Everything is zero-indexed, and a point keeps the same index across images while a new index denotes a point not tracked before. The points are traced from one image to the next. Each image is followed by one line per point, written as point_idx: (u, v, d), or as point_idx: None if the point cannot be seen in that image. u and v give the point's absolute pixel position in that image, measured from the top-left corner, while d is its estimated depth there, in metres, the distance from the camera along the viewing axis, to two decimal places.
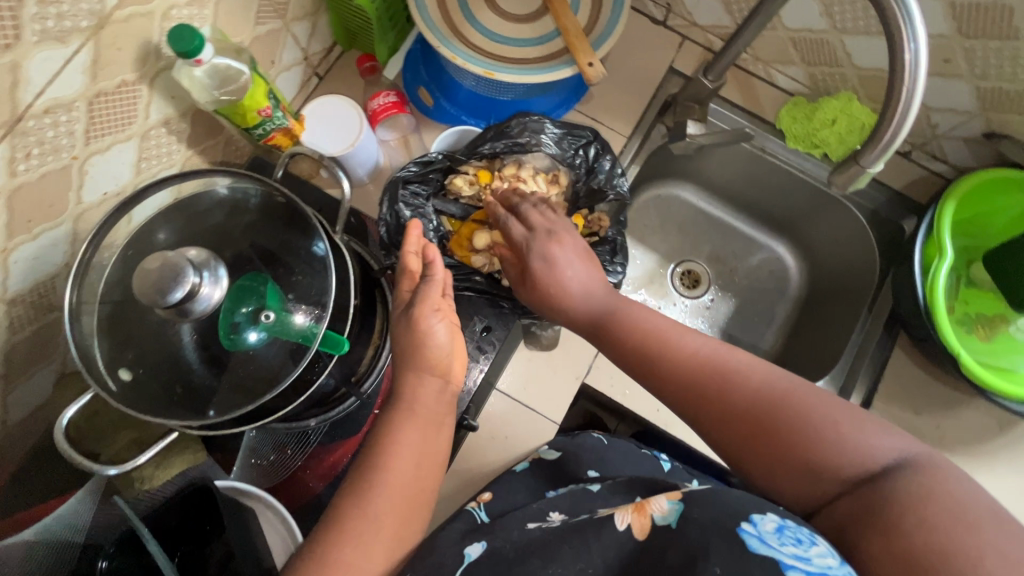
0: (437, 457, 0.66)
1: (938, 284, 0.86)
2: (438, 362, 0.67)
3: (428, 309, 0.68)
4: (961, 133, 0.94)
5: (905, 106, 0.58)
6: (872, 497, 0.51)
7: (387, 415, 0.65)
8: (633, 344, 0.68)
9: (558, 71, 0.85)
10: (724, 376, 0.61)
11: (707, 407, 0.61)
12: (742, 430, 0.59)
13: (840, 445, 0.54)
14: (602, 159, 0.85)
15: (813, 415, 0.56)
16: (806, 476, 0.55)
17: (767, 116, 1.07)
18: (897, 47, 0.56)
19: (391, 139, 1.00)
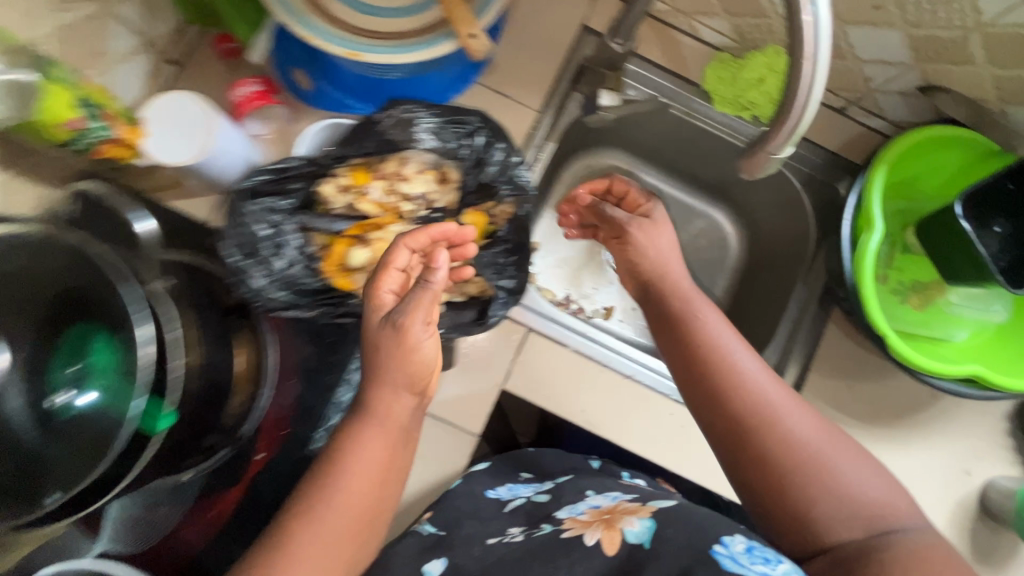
0: (399, 469, 0.66)
1: (867, 252, 0.80)
2: (417, 378, 0.63)
3: (418, 323, 0.61)
4: (897, 87, 0.85)
5: (809, 87, 0.50)
6: (859, 553, 0.60)
7: (355, 426, 0.63)
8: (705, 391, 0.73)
9: (436, 46, 0.73)
10: (768, 423, 0.68)
11: (754, 442, 0.68)
12: (769, 484, 0.66)
13: (855, 488, 0.64)
14: (499, 147, 0.72)
15: (836, 459, 0.66)
16: (794, 515, 0.65)
17: (692, 75, 0.96)
18: (796, 16, 0.47)
19: (266, 132, 0.87)
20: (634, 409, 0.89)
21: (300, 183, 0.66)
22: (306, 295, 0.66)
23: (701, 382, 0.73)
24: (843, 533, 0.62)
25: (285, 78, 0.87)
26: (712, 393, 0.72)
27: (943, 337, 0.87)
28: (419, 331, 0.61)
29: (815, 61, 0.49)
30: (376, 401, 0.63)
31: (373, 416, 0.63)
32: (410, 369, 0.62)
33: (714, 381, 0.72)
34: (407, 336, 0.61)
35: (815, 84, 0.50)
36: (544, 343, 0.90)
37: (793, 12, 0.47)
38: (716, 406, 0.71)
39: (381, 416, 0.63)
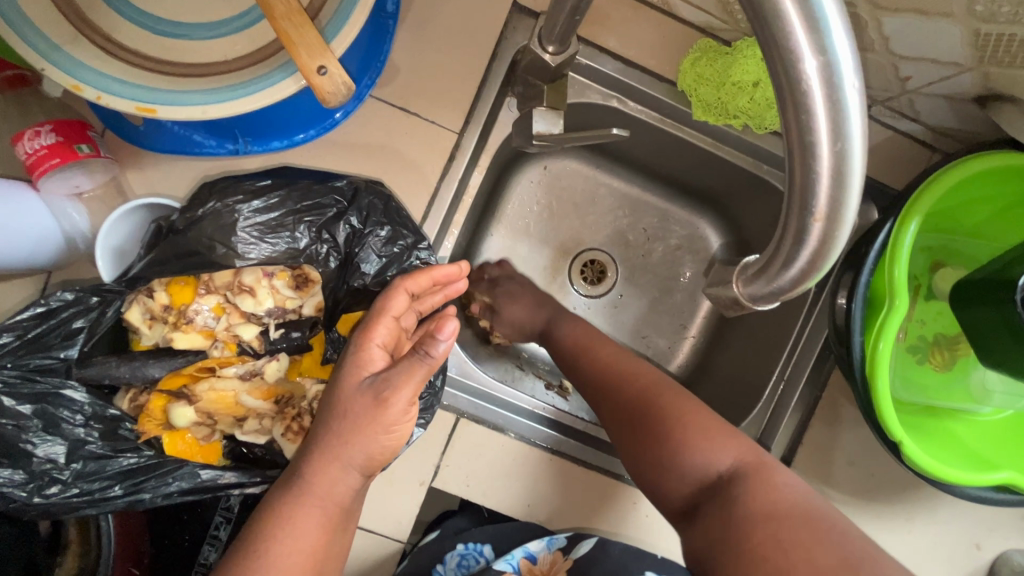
0: (330, 563, 0.50)
1: (889, 330, 0.60)
2: (374, 461, 0.48)
3: (392, 411, 0.46)
4: (942, 90, 0.62)
5: (820, 253, 0.29)
6: (706, 515, 0.56)
7: (285, 509, 0.47)
8: (595, 374, 0.70)
9: (273, 86, 0.49)
10: (613, 382, 0.68)
11: (620, 410, 0.66)
12: (625, 422, 0.65)
13: (698, 459, 0.59)
14: (380, 231, 0.51)
15: (687, 423, 0.61)
16: (649, 476, 0.62)
17: (665, 69, 0.71)
18: (808, 149, 0.25)
19: (91, 188, 0.64)
20: (585, 496, 0.77)
21: (81, 317, 0.46)
22: (109, 483, 0.46)
23: (590, 374, 0.71)
24: (688, 491, 0.59)
25: (104, 112, 0.63)
26: (581, 368, 0.72)
27: (969, 408, 0.70)
28: (399, 403, 0.46)
29: (837, 219, 0.27)
30: (311, 480, 0.48)
31: (310, 499, 0.47)
32: (367, 447, 0.47)
33: (585, 362, 0.72)
34: (384, 410, 0.46)
35: (831, 248, 0.29)
36: (479, 431, 0.74)
37: (799, 140, 0.25)
38: (591, 380, 0.70)
39: (318, 499, 0.47)
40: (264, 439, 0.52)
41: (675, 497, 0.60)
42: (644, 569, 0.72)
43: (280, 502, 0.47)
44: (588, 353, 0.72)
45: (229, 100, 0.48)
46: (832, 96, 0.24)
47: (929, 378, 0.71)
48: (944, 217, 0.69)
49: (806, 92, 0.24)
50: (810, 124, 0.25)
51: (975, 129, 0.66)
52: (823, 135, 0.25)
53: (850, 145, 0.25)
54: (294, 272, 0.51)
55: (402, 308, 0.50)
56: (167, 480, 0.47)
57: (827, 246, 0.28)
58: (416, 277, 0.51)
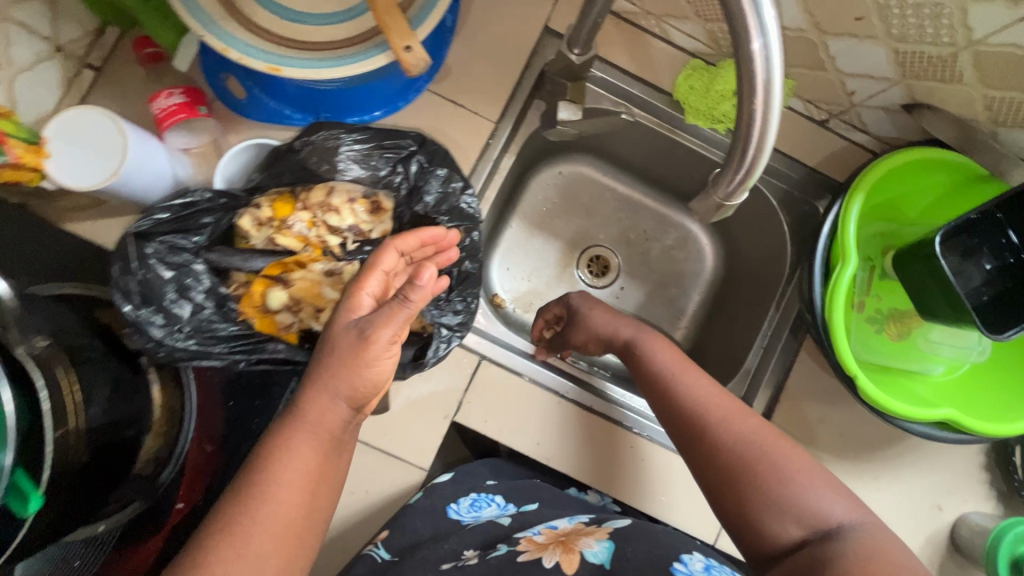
0: (332, 478, 0.60)
1: (844, 282, 0.73)
2: (359, 391, 0.57)
3: (383, 345, 0.55)
4: (881, 102, 0.79)
5: (762, 132, 0.44)
6: (815, 550, 0.59)
7: (284, 437, 0.57)
8: (685, 404, 0.72)
9: (368, 61, 0.65)
10: (721, 417, 0.70)
11: (712, 459, 0.68)
12: (730, 460, 0.67)
13: (810, 502, 0.62)
14: (439, 172, 0.65)
15: (785, 469, 0.64)
16: (742, 513, 0.65)
17: (664, 83, 0.89)
18: (747, 55, 0.41)
19: (197, 146, 0.79)
20: (588, 446, 0.85)
21: (209, 215, 0.59)
22: (218, 342, 0.58)
23: (683, 418, 0.72)
24: (795, 533, 0.62)
25: (217, 86, 0.80)
26: (679, 403, 0.73)
27: (921, 368, 0.82)
28: (380, 340, 0.55)
29: (769, 104, 0.42)
30: (305, 408, 0.57)
31: (305, 425, 0.57)
32: (355, 380, 0.56)
33: (679, 386, 0.74)
34: (367, 346, 0.55)
35: (768, 129, 0.44)
36: (499, 372, 0.85)
37: (742, 52, 0.41)
38: (683, 416, 0.72)
39: (313, 425, 0.57)
40: (333, 334, 0.64)
41: (778, 541, 0.62)
42: (691, 550, 0.68)
43: (284, 430, 0.57)
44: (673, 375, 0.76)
45: (334, 68, 0.65)
46: (759, 17, 0.39)
47: (884, 343, 0.84)
48: (891, 207, 0.83)
49: (745, 12, 0.39)
50: (746, 36, 0.40)
51: (912, 137, 0.82)
52: (755, 45, 0.40)
53: (772, 51, 0.41)
54: (371, 199, 0.65)
55: (391, 264, 0.58)
56: (263, 354, 0.59)
57: (766, 125, 0.43)
58: (406, 238, 0.60)
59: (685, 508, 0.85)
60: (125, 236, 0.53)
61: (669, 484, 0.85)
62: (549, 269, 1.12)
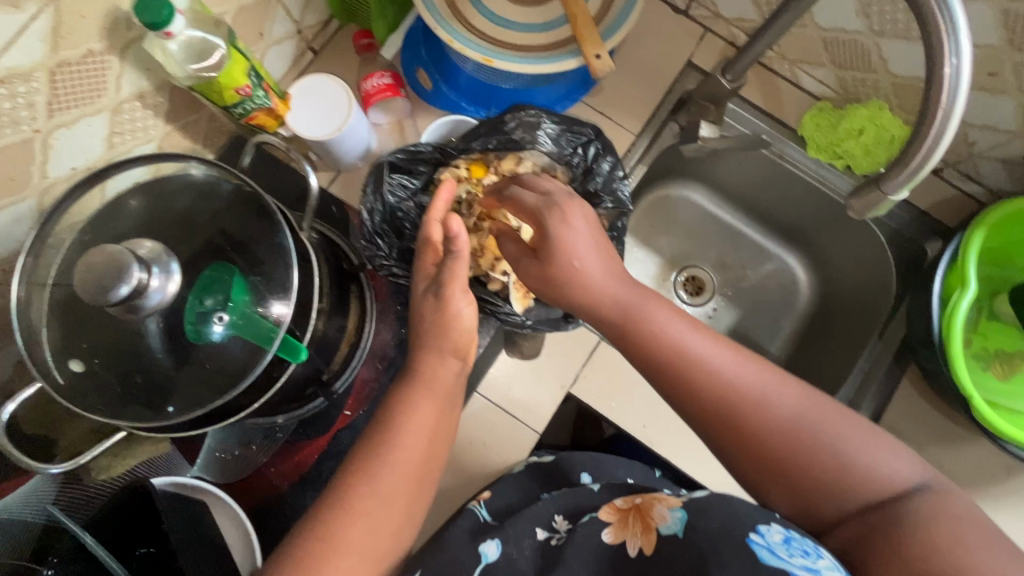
0: (448, 431, 0.65)
1: (958, 313, 0.79)
2: (460, 344, 0.65)
3: (456, 291, 0.64)
4: (999, 154, 0.86)
5: (939, 133, 0.52)
6: (883, 518, 0.53)
7: (408, 393, 0.63)
8: (665, 378, 0.59)
9: (563, 63, 0.79)
10: (759, 406, 0.57)
11: (754, 451, 0.57)
12: (759, 450, 0.57)
13: (869, 469, 0.55)
14: (608, 160, 0.76)
15: (835, 441, 0.56)
16: (798, 489, 0.57)
17: (789, 120, 0.99)
18: (937, 65, 0.50)
19: (385, 122, 0.95)
20: (693, 437, 0.90)
21: (426, 166, 0.77)
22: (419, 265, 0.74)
23: (708, 418, 0.59)
24: (847, 507, 0.56)
25: (410, 78, 0.95)
26: (691, 395, 0.58)
27: None
28: (456, 298, 0.64)
29: (951, 110, 0.51)
30: (421, 368, 0.64)
31: (424, 383, 0.64)
32: (454, 336, 0.65)
33: (658, 348, 0.59)
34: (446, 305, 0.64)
35: (944, 132, 0.52)
36: (615, 355, 0.92)
37: (934, 61, 0.50)
38: (700, 408, 0.58)
39: (431, 383, 0.64)
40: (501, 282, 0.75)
41: (833, 516, 0.56)
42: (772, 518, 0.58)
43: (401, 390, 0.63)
44: (664, 345, 0.59)
45: (532, 65, 0.79)
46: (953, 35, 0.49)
47: (989, 380, 0.88)
48: (1003, 253, 0.89)
49: (941, 28, 0.48)
50: (939, 48, 0.49)
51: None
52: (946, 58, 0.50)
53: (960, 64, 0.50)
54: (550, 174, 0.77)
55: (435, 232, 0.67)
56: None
57: (946, 125, 0.51)
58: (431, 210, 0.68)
59: None
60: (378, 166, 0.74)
61: None
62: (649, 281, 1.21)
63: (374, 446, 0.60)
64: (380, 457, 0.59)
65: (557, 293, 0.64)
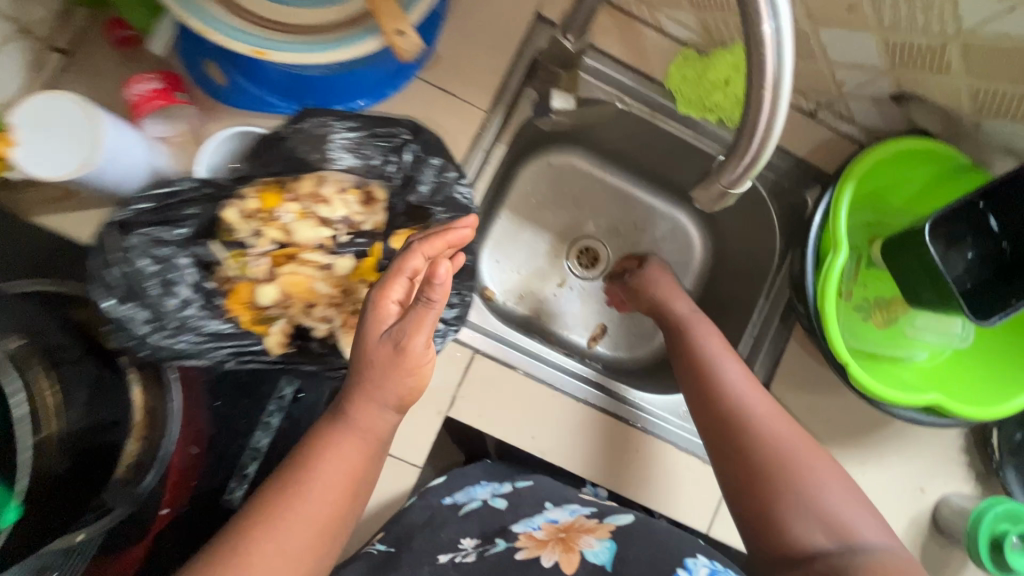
0: (362, 482, 0.63)
1: (833, 273, 0.74)
2: (404, 401, 0.59)
3: (419, 345, 0.57)
4: (869, 93, 0.79)
5: (770, 118, 0.43)
6: (837, 560, 0.62)
7: (334, 439, 0.61)
8: (721, 409, 0.77)
9: (359, 44, 0.63)
10: (767, 437, 0.73)
11: (782, 492, 0.68)
12: (757, 475, 0.70)
13: (830, 508, 0.66)
14: (433, 160, 0.64)
15: (823, 484, 0.69)
16: (768, 518, 0.68)
17: (655, 73, 0.89)
18: (757, 39, 0.40)
19: (175, 134, 0.75)
20: (584, 435, 0.86)
21: (194, 205, 0.56)
22: (204, 339, 0.56)
23: (753, 451, 0.72)
24: (818, 541, 0.64)
25: (195, 73, 0.76)
26: (759, 433, 0.73)
27: (904, 354, 0.84)
28: (415, 347, 0.56)
29: (778, 91, 0.41)
30: (356, 416, 0.61)
31: (354, 431, 0.61)
32: (397, 388, 0.58)
33: (748, 427, 0.74)
34: (404, 357, 0.56)
35: (776, 117, 0.43)
36: (495, 366, 0.84)
37: (753, 33, 0.40)
38: (716, 407, 0.77)
39: (361, 431, 0.61)
40: (324, 329, 0.63)
41: (799, 547, 0.65)
42: (696, 553, 0.69)
43: (334, 433, 0.61)
44: (726, 373, 0.79)
45: (323, 51, 0.62)
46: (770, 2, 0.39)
47: (869, 330, 0.85)
48: (877, 198, 0.85)
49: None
50: (756, 17, 0.39)
51: (899, 128, 0.84)
52: (766, 29, 0.39)
53: (781, 35, 0.40)
54: (363, 188, 0.63)
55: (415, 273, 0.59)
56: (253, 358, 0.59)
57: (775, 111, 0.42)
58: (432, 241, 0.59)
59: (674, 494, 0.87)
60: (108, 227, 0.51)
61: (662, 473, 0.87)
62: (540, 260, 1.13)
63: (289, 494, 0.58)
64: (292, 513, 0.58)
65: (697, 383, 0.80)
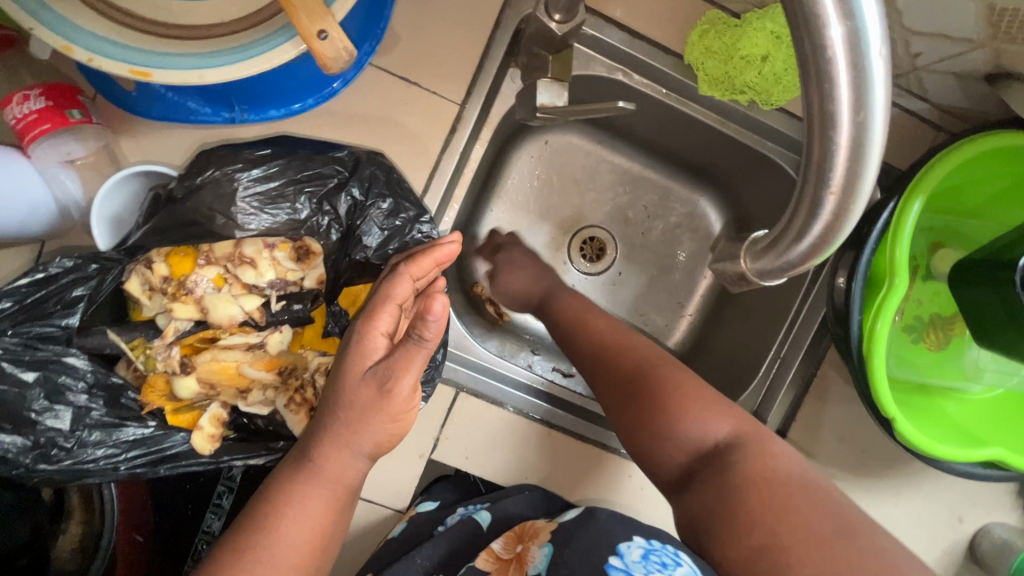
0: (332, 534, 0.52)
1: (890, 308, 0.60)
2: (382, 448, 0.49)
3: (404, 385, 0.45)
4: (951, 67, 0.61)
5: (829, 229, 0.30)
6: (704, 482, 0.54)
7: (294, 490, 0.49)
8: (590, 352, 0.68)
9: (271, 51, 0.47)
10: (639, 370, 0.63)
11: (653, 413, 0.59)
12: (622, 398, 0.62)
13: (695, 428, 0.57)
14: (382, 203, 0.51)
15: (689, 405, 0.58)
16: (644, 438, 0.59)
17: (670, 42, 0.71)
18: (828, 119, 0.26)
19: (84, 155, 0.62)
20: (585, 474, 0.76)
21: (80, 285, 0.46)
22: (115, 452, 0.46)
23: (620, 381, 0.63)
24: (681, 460, 0.57)
25: (95, 78, 0.61)
26: (610, 366, 0.65)
27: (960, 386, 0.71)
28: (403, 392, 0.45)
29: (852, 193, 0.28)
30: (321, 463, 0.48)
31: (321, 481, 0.49)
32: (376, 435, 0.47)
33: (581, 335, 0.69)
34: (390, 400, 0.45)
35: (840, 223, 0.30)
36: (479, 405, 0.73)
37: (822, 111, 0.26)
38: (585, 349, 0.68)
39: (330, 481, 0.49)
40: (267, 411, 0.53)
41: (669, 466, 0.58)
42: (631, 535, 0.62)
43: (293, 481, 0.49)
44: (586, 327, 0.70)
45: (227, 64, 0.47)
46: (855, 66, 0.24)
47: (925, 356, 0.72)
48: (947, 198, 0.69)
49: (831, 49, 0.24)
50: (833, 89, 0.25)
51: (983, 108, 0.66)
52: (846, 106, 0.25)
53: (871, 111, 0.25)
54: (295, 243, 0.50)
55: (404, 297, 0.48)
56: (180, 461, 0.48)
57: (840, 220, 0.28)
58: (420, 263, 0.50)
59: None
60: None
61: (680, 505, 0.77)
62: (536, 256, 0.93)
63: (239, 558, 0.47)
64: None
65: (568, 333, 0.72)
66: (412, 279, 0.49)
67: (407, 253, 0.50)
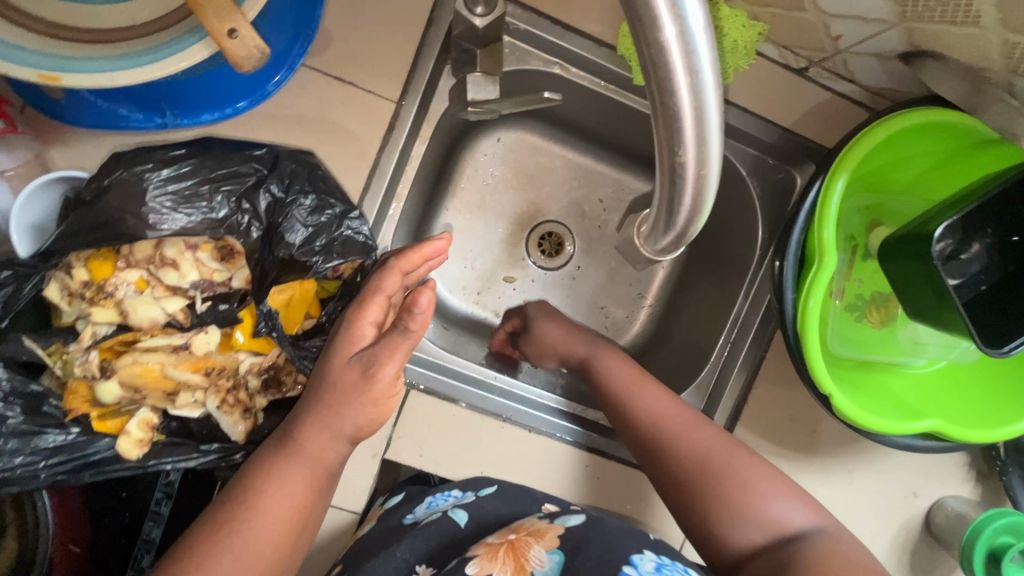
0: (312, 520, 0.52)
1: (821, 285, 0.61)
2: (362, 431, 0.50)
3: (387, 374, 0.47)
4: (871, 49, 0.63)
5: (697, 197, 0.33)
6: (780, 557, 0.55)
7: (277, 467, 0.49)
8: (648, 425, 0.67)
9: (182, 51, 0.47)
10: (709, 470, 0.62)
11: (718, 505, 0.60)
12: (697, 472, 0.62)
13: (771, 509, 0.59)
14: (304, 200, 0.51)
15: (756, 492, 0.60)
16: (706, 535, 0.60)
17: (606, 34, 0.72)
18: (670, 88, 0.28)
19: (12, 167, 0.61)
20: (542, 467, 0.76)
21: None
22: (35, 459, 0.46)
23: (683, 472, 0.63)
24: (754, 538, 0.58)
25: (20, 87, 0.60)
26: (673, 466, 0.64)
27: (900, 361, 0.72)
28: (385, 377, 0.47)
29: (704, 155, 0.31)
30: (302, 442, 0.49)
31: (301, 460, 0.49)
32: (356, 419, 0.49)
33: (636, 403, 0.68)
34: (371, 385, 0.47)
35: (705, 189, 0.33)
36: (431, 402, 0.73)
37: (662, 85, 0.28)
38: (643, 425, 0.67)
39: (309, 461, 0.50)
40: (199, 413, 0.52)
41: (737, 546, 0.59)
42: (641, 547, 0.57)
43: (275, 459, 0.49)
44: (641, 395, 0.69)
45: (135, 67, 0.47)
46: (684, 40, 0.26)
47: (866, 332, 0.73)
48: (878, 176, 0.71)
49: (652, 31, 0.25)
50: (667, 64, 0.27)
51: (907, 88, 0.67)
52: (681, 77, 0.28)
53: (704, 80, 0.28)
54: (218, 243, 0.51)
55: (394, 289, 0.51)
56: (104, 466, 0.49)
57: (701, 182, 0.32)
58: (410, 258, 0.52)
59: (647, 514, 0.78)
60: None
61: (635, 495, 0.78)
62: (493, 252, 0.93)
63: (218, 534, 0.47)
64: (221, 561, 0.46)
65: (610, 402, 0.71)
66: (401, 272, 0.51)
67: (398, 248, 0.53)
